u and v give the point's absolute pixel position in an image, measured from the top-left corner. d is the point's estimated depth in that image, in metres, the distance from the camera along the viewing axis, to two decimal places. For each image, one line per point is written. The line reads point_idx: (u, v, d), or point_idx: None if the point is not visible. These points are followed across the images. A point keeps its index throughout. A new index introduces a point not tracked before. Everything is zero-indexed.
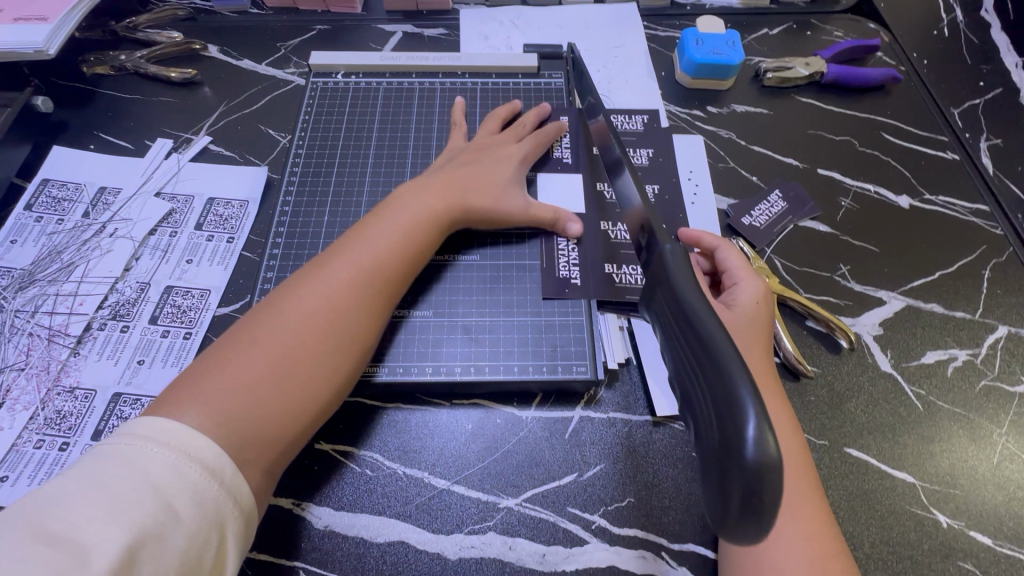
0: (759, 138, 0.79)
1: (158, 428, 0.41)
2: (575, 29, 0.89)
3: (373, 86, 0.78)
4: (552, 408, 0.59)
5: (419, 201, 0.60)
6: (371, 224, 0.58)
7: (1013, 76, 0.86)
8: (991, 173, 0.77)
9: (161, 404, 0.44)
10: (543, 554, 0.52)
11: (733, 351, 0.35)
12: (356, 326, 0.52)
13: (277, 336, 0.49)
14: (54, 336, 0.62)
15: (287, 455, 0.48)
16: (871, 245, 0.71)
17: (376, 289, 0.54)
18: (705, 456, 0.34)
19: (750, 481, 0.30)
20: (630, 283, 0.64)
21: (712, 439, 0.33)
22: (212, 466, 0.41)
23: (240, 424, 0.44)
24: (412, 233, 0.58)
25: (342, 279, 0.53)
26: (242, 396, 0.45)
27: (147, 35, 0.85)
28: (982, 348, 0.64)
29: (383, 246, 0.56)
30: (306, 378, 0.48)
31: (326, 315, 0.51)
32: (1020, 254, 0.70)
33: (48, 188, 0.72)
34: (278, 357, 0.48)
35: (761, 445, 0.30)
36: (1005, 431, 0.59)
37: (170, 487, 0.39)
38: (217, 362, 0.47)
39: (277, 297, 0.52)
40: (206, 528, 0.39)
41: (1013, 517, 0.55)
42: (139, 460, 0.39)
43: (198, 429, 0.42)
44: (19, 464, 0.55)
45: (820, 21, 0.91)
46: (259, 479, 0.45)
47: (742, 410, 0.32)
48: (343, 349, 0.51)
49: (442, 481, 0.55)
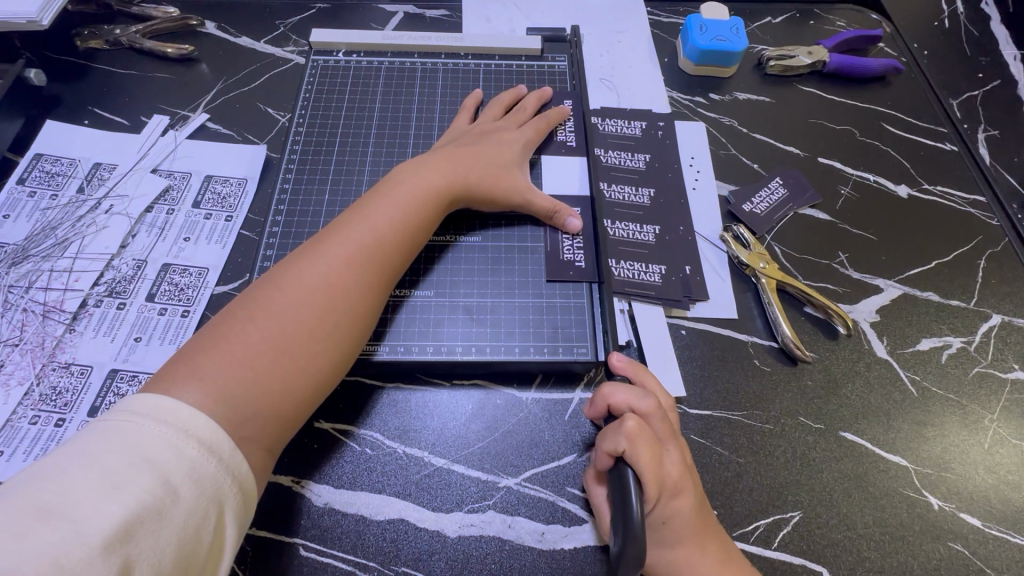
0: (760, 126, 0.79)
1: (154, 404, 0.41)
2: (579, 13, 0.89)
3: (374, 65, 0.77)
4: (552, 389, 0.59)
5: (421, 179, 0.60)
6: (369, 203, 0.57)
7: (1011, 68, 0.87)
8: (988, 164, 0.77)
9: (160, 380, 0.44)
10: (542, 532, 0.53)
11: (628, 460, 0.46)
12: (355, 306, 0.52)
13: (277, 313, 0.48)
14: (49, 311, 0.61)
15: (288, 430, 0.48)
16: (869, 233, 0.71)
17: (377, 267, 0.54)
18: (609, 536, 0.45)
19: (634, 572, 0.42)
20: (630, 276, 0.65)
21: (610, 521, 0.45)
22: (209, 442, 0.41)
23: (239, 401, 0.44)
24: (413, 212, 0.58)
25: (342, 258, 0.52)
26: (241, 374, 0.45)
27: (141, 9, 0.83)
28: (976, 335, 0.65)
29: (383, 224, 0.55)
30: (305, 356, 0.48)
31: (326, 293, 0.50)
32: (1015, 244, 0.71)
33: (41, 163, 0.71)
34: (278, 335, 0.48)
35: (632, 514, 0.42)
36: (996, 416, 0.60)
37: (167, 462, 0.38)
38: (216, 339, 0.47)
39: (276, 274, 0.52)
40: (205, 504, 0.39)
41: (1003, 499, 0.56)
42: (134, 435, 0.39)
43: (197, 406, 0.42)
44: (14, 439, 0.55)
45: (823, 10, 0.91)
46: (257, 455, 0.45)
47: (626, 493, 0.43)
48: (345, 327, 0.51)
49: (442, 459, 0.56)
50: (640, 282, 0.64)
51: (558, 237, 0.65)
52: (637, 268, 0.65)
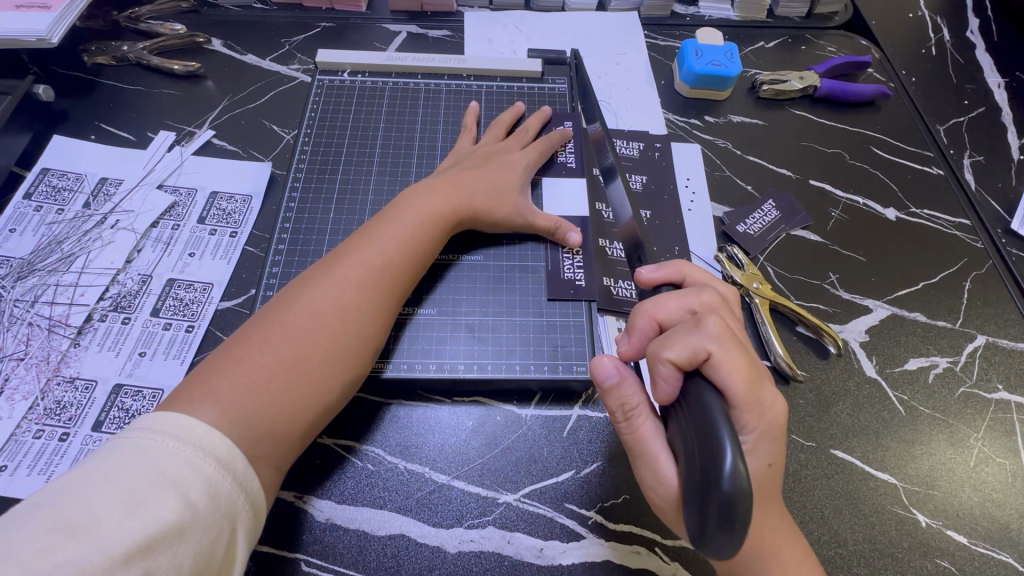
0: (754, 149, 0.81)
1: (172, 422, 0.42)
2: (578, 35, 0.91)
3: (379, 85, 0.79)
4: (551, 406, 0.61)
5: (427, 203, 0.61)
6: (379, 226, 0.59)
7: (995, 95, 0.90)
8: (973, 188, 0.80)
9: (174, 400, 0.45)
10: (540, 548, 0.54)
11: (717, 408, 0.41)
12: (366, 327, 0.53)
13: (290, 335, 0.49)
14: (54, 326, 0.62)
15: (298, 449, 0.49)
16: (859, 255, 0.73)
17: (387, 288, 0.55)
18: (689, 495, 0.40)
19: (727, 507, 0.36)
20: (626, 297, 0.67)
21: (695, 476, 0.40)
22: (225, 459, 0.42)
23: (252, 420, 0.45)
24: (421, 235, 0.59)
25: (353, 280, 0.54)
26: (255, 392, 0.46)
27: (149, 27, 0.85)
28: (962, 355, 0.67)
29: (393, 246, 0.57)
30: (316, 375, 0.49)
31: (337, 314, 0.52)
32: (999, 267, 0.74)
33: (48, 177, 0.72)
34: (291, 356, 0.49)
35: (735, 475, 0.37)
36: (981, 435, 0.62)
37: (186, 478, 0.39)
38: (230, 360, 0.48)
39: (288, 295, 0.53)
40: (220, 519, 0.40)
41: (988, 517, 0.58)
42: (153, 452, 0.40)
43: (211, 426, 0.43)
44: (18, 453, 0.55)
45: (814, 36, 0.94)
46: (268, 473, 0.46)
47: (721, 445, 0.38)
48: (355, 348, 0.52)
49: (443, 475, 0.57)
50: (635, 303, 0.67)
51: (559, 258, 0.67)
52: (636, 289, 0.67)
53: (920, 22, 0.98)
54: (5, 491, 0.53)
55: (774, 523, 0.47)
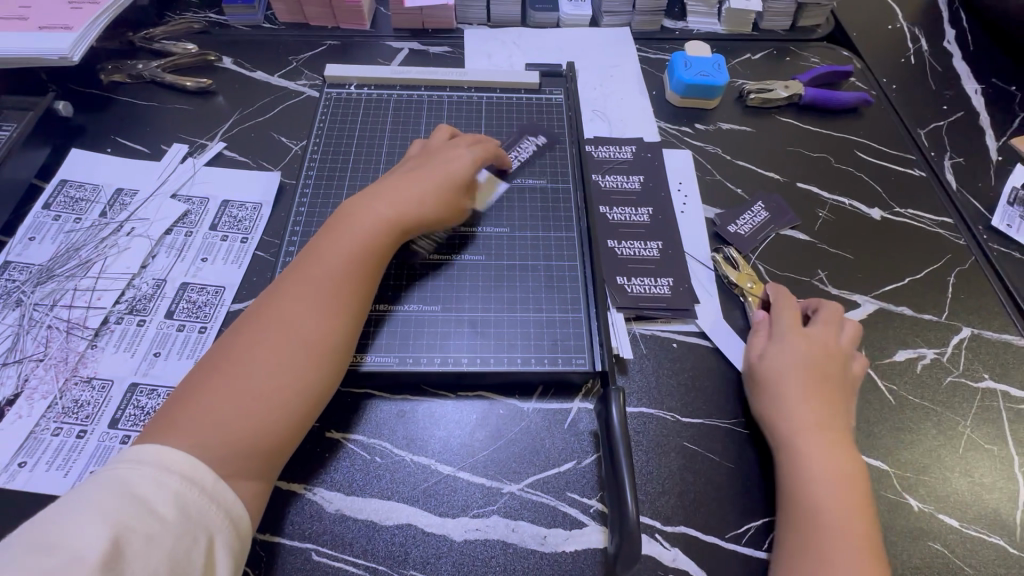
0: (742, 153, 0.85)
1: (139, 450, 0.45)
2: (573, 50, 0.95)
3: (384, 97, 0.83)
4: (553, 399, 0.63)
5: (370, 212, 0.62)
6: (325, 241, 0.60)
7: (973, 100, 0.94)
8: (954, 188, 0.83)
9: (145, 435, 0.48)
10: (544, 535, 0.55)
11: (625, 460, 0.53)
12: (316, 337, 0.54)
13: (238, 358, 0.51)
14: (72, 328, 0.64)
15: (277, 462, 0.50)
16: (847, 252, 0.76)
17: (331, 298, 0.56)
18: (614, 523, 0.53)
19: (628, 535, 0.49)
20: (642, 293, 0.69)
21: (615, 512, 0.52)
22: (191, 474, 0.45)
23: (209, 440, 0.47)
24: (365, 243, 0.60)
25: (292, 297, 0.55)
26: (214, 419, 0.48)
27: (162, 46, 0.89)
28: (948, 347, 0.69)
29: (333, 257, 0.58)
30: (271, 393, 0.50)
31: (283, 329, 0.53)
32: (982, 263, 0.76)
33: (66, 189, 0.75)
34: (239, 377, 0.50)
35: (627, 508, 0.50)
36: (970, 423, 0.64)
37: (152, 494, 0.42)
38: (189, 392, 0.50)
39: (240, 324, 0.55)
40: (191, 527, 0.42)
41: (979, 501, 0.60)
42: (122, 477, 0.43)
43: (174, 450, 0.45)
44: (37, 450, 0.57)
45: (798, 48, 0.99)
46: (244, 488, 0.48)
47: (623, 490, 0.51)
48: (303, 357, 0.53)
49: (448, 467, 0.58)
50: (652, 299, 0.69)
51: (495, 273, 0.68)
52: (647, 283, 0.70)
53: (899, 33, 1.03)
54: (24, 486, 0.55)
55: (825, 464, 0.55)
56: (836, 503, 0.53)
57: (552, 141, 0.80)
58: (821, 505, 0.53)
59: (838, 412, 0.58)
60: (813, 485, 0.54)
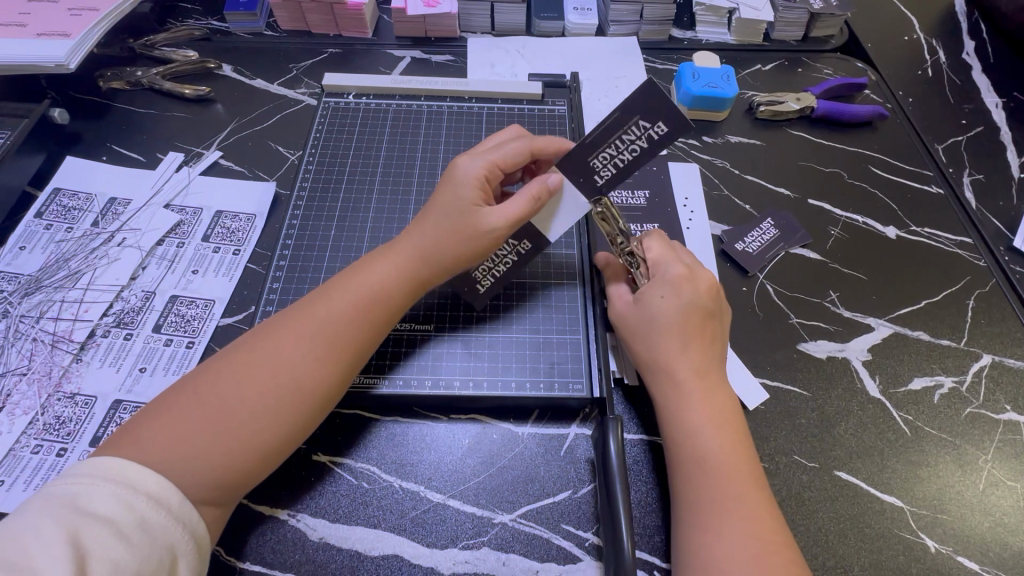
0: (751, 168, 0.82)
1: (99, 464, 0.43)
2: (578, 59, 0.93)
3: (383, 107, 0.81)
4: (548, 425, 0.60)
5: (390, 251, 0.57)
6: (337, 281, 0.56)
7: (994, 115, 0.90)
8: (974, 206, 0.80)
9: (108, 444, 0.46)
10: (536, 570, 0.53)
11: (622, 495, 0.50)
12: (303, 385, 0.50)
13: (220, 389, 0.49)
14: (58, 341, 0.63)
15: (242, 489, 0.49)
16: (859, 273, 0.73)
17: (330, 345, 0.52)
18: (609, 561, 0.50)
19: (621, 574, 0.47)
20: None
21: (610, 552, 0.50)
22: (157, 494, 0.43)
23: (172, 467, 0.45)
24: (377, 286, 0.55)
25: (292, 335, 0.52)
26: (183, 449, 0.46)
27: (163, 53, 0.88)
28: (967, 375, 0.66)
29: (341, 300, 0.54)
30: (244, 433, 0.48)
31: (273, 370, 0.50)
32: (1004, 286, 0.73)
33: (59, 197, 0.74)
34: (218, 411, 0.48)
35: (624, 549, 0.47)
36: (990, 457, 0.61)
37: (118, 515, 0.41)
38: (162, 409, 0.48)
39: (235, 347, 0.52)
40: (158, 550, 0.41)
41: (1000, 543, 0.56)
42: (85, 494, 0.41)
43: (135, 469, 0.43)
44: (15, 468, 0.55)
45: (811, 59, 0.96)
46: (209, 511, 0.47)
47: (619, 529, 0.48)
48: (289, 403, 0.50)
49: (438, 494, 0.56)
50: None
51: None
52: None
53: (916, 44, 0.99)
54: (1, 506, 0.53)
55: (730, 498, 0.49)
56: (738, 553, 0.47)
57: (657, 100, 0.51)
58: (723, 541, 0.47)
59: (734, 430, 0.54)
60: (710, 527, 0.48)
